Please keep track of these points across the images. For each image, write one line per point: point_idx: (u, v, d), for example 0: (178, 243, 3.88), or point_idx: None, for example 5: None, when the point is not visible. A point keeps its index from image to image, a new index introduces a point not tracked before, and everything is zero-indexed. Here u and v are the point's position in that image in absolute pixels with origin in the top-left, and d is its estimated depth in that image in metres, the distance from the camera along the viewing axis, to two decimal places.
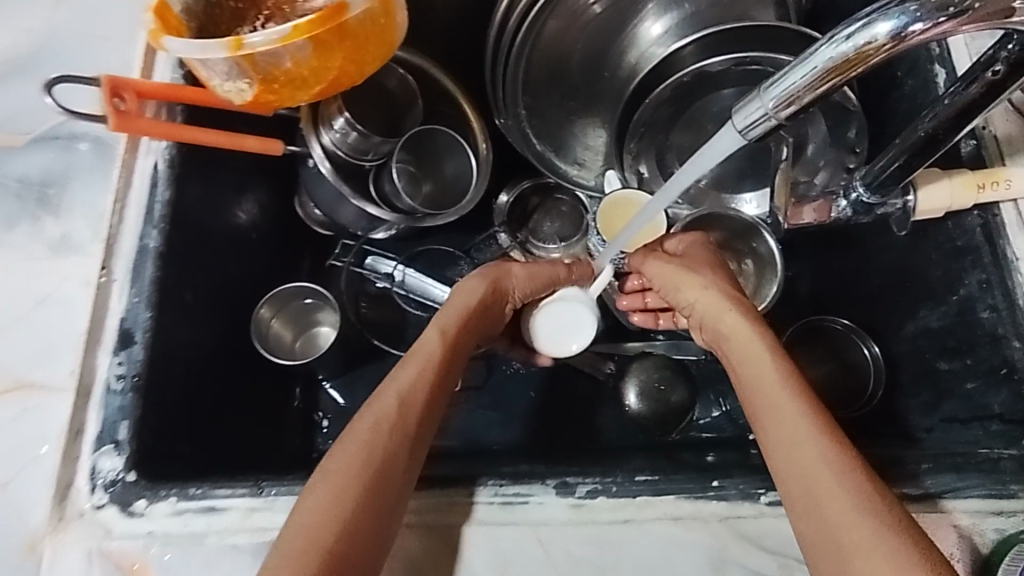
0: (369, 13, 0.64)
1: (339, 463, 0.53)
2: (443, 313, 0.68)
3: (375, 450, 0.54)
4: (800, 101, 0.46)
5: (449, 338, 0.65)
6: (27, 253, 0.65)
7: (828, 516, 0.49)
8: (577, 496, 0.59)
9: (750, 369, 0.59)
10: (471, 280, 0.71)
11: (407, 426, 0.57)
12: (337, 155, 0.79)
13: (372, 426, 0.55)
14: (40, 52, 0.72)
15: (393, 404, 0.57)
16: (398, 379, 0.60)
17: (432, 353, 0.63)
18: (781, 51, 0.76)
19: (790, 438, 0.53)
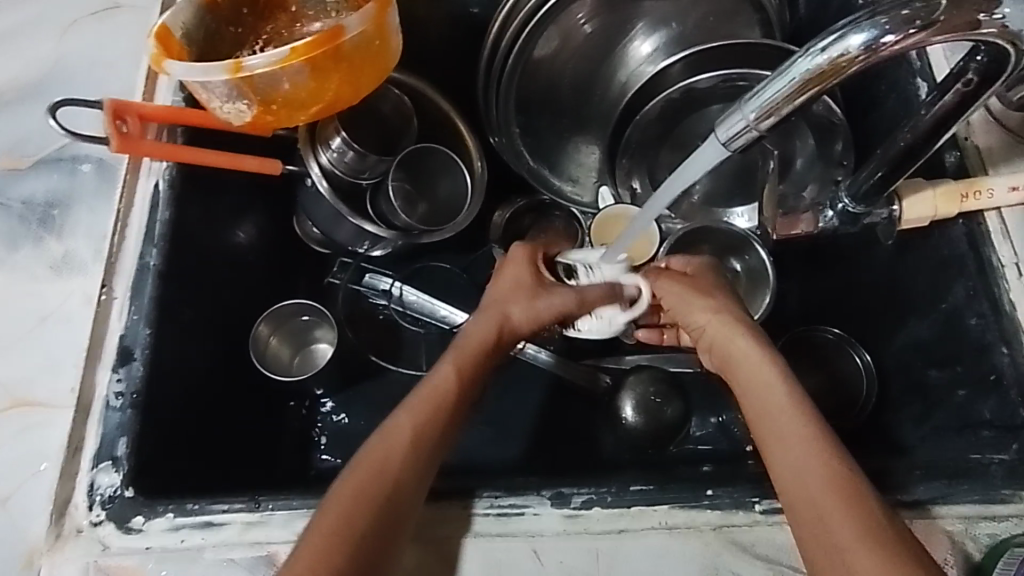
0: (367, 36, 0.66)
1: (345, 488, 0.54)
2: (461, 343, 0.67)
3: (381, 475, 0.55)
4: (779, 112, 0.47)
5: (467, 368, 0.64)
6: (30, 272, 0.67)
7: (837, 540, 0.49)
8: (572, 507, 0.59)
9: (760, 391, 0.59)
10: (483, 318, 0.69)
11: (418, 453, 0.57)
12: (334, 174, 0.82)
13: (380, 455, 0.56)
14: (46, 78, 0.74)
15: (404, 434, 0.58)
16: (412, 407, 0.60)
17: (453, 382, 0.63)
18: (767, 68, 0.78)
19: (797, 459, 0.54)
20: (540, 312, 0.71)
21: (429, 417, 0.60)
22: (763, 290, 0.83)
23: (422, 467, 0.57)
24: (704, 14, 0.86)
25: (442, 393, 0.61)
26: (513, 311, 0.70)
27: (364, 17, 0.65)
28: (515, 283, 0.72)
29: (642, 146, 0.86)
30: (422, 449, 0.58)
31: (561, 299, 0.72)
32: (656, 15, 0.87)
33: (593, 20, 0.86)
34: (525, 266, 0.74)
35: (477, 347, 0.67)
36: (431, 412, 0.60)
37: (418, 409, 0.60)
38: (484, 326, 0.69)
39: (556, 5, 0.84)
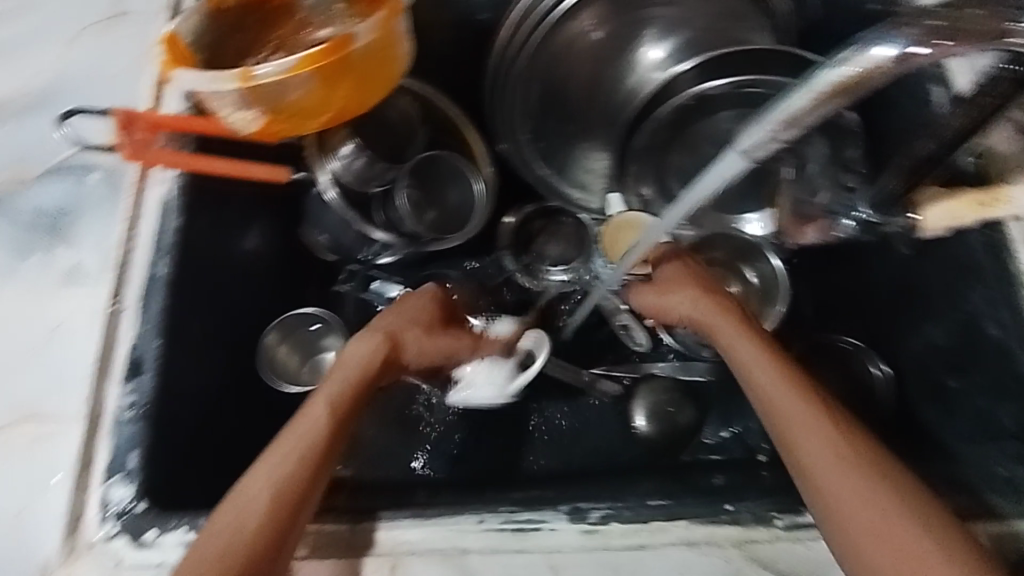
0: (374, 46, 0.65)
1: (235, 522, 0.52)
2: (334, 372, 0.67)
3: (257, 506, 0.53)
4: (799, 124, 0.47)
5: (338, 398, 0.64)
6: (39, 285, 0.66)
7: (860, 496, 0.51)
8: (589, 522, 0.58)
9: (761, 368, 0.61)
10: (365, 342, 0.71)
11: (289, 493, 0.54)
12: (343, 181, 0.81)
13: (232, 521, 0.53)
14: (54, 87, 0.73)
15: (281, 468, 0.56)
16: (269, 464, 0.56)
17: (319, 429, 0.60)
18: (782, 74, 0.76)
19: (808, 425, 0.55)
20: (425, 344, 0.76)
21: (303, 454, 0.57)
22: (776, 298, 0.83)
23: (300, 499, 0.55)
24: (712, 19, 0.86)
25: (314, 432, 0.59)
26: (405, 338, 0.74)
27: (372, 26, 0.64)
28: (406, 321, 0.76)
29: (654, 151, 0.85)
30: (300, 485, 0.55)
31: (446, 339, 0.78)
32: (665, 19, 0.86)
33: (603, 26, 0.86)
34: (429, 310, 0.78)
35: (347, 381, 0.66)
36: (302, 446, 0.58)
37: (284, 444, 0.58)
38: (370, 344, 0.71)
39: (568, 11, 0.84)
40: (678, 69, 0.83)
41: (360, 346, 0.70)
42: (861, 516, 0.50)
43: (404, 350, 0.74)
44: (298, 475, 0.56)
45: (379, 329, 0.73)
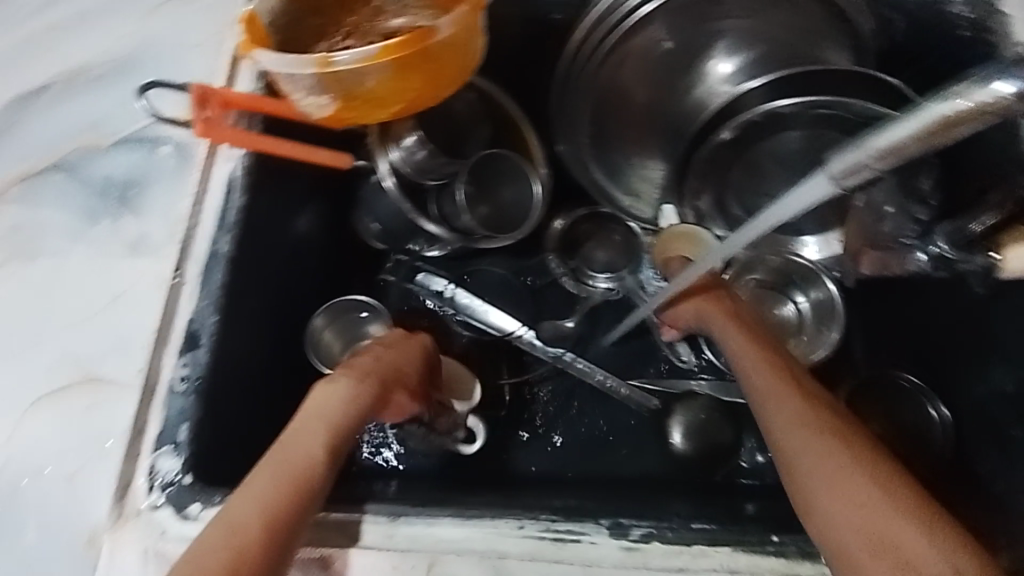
0: (455, 39, 0.65)
1: (210, 559, 0.44)
2: (319, 411, 0.59)
3: (232, 544, 0.45)
4: (900, 155, 0.45)
5: (333, 435, 0.57)
6: (105, 251, 0.67)
7: (847, 488, 0.50)
8: (630, 539, 0.58)
9: (762, 379, 0.63)
10: (355, 384, 0.63)
11: (276, 536, 0.47)
12: (403, 172, 0.82)
13: (227, 535, 0.46)
14: (134, 58, 0.74)
15: (263, 502, 0.48)
16: (258, 479, 0.50)
17: (314, 458, 0.54)
18: (864, 99, 0.73)
19: (799, 429, 0.57)
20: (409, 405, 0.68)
21: (290, 494, 0.50)
22: (831, 322, 0.81)
23: (282, 545, 0.47)
24: (793, 35, 0.82)
25: (301, 472, 0.52)
26: (394, 392, 0.66)
27: (455, 19, 0.64)
28: (398, 372, 0.68)
29: (717, 166, 0.82)
30: (283, 528, 0.48)
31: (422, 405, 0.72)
32: (740, 33, 0.83)
33: (674, 36, 0.83)
34: (419, 360, 0.71)
35: (337, 420, 0.59)
36: (286, 479, 0.51)
37: (266, 478, 0.51)
38: (362, 391, 0.63)
39: (642, 19, 0.82)
40: (747, 84, 0.79)
41: (352, 391, 0.62)
42: (850, 513, 0.48)
43: (391, 405, 0.66)
44: (292, 496, 0.50)
45: (370, 377, 0.64)
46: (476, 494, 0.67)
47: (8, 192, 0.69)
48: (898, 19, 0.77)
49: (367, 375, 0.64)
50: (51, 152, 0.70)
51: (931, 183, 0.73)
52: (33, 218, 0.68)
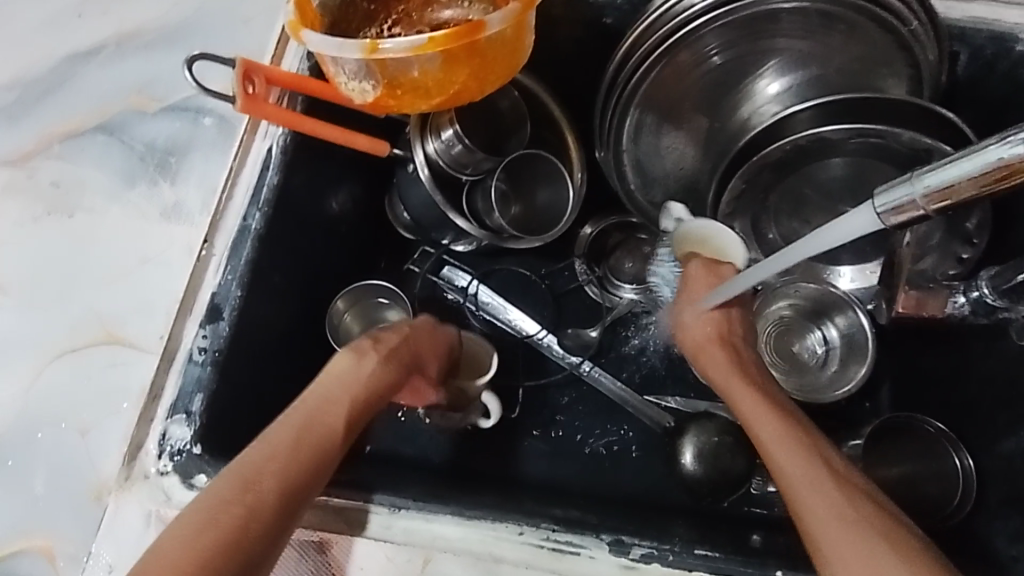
0: (504, 34, 0.65)
1: (224, 515, 0.46)
2: (340, 381, 0.58)
3: (251, 503, 0.47)
4: (955, 196, 0.43)
5: (353, 410, 0.57)
6: (139, 214, 0.67)
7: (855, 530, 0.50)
8: (630, 557, 0.57)
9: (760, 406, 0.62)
10: (379, 359, 0.62)
11: (288, 508, 0.49)
12: (438, 164, 0.80)
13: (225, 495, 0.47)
14: (187, 27, 0.75)
15: (282, 466, 0.50)
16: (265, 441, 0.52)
17: (332, 425, 0.55)
18: (921, 133, 0.69)
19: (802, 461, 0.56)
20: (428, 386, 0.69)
21: (302, 467, 0.51)
22: (856, 358, 0.79)
23: (291, 513, 0.49)
24: (850, 58, 0.77)
25: (315, 441, 0.53)
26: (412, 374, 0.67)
27: (507, 15, 0.63)
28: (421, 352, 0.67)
29: (755, 190, 0.78)
30: (298, 496, 0.50)
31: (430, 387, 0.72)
32: (796, 53, 0.78)
33: (725, 51, 0.78)
34: (445, 348, 0.71)
35: (356, 390, 0.58)
36: (302, 450, 0.52)
37: (286, 443, 0.52)
38: (383, 366, 0.62)
39: (696, 30, 0.75)
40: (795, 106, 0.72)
41: (378, 368, 0.61)
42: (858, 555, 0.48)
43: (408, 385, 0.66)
44: (301, 463, 0.51)
45: (396, 361, 0.63)
46: (478, 495, 0.67)
47: (50, 147, 0.70)
48: (964, 52, 0.77)
49: (394, 359, 0.63)
50: (97, 112, 0.71)
51: (977, 223, 0.71)
52: (74, 175, 0.68)
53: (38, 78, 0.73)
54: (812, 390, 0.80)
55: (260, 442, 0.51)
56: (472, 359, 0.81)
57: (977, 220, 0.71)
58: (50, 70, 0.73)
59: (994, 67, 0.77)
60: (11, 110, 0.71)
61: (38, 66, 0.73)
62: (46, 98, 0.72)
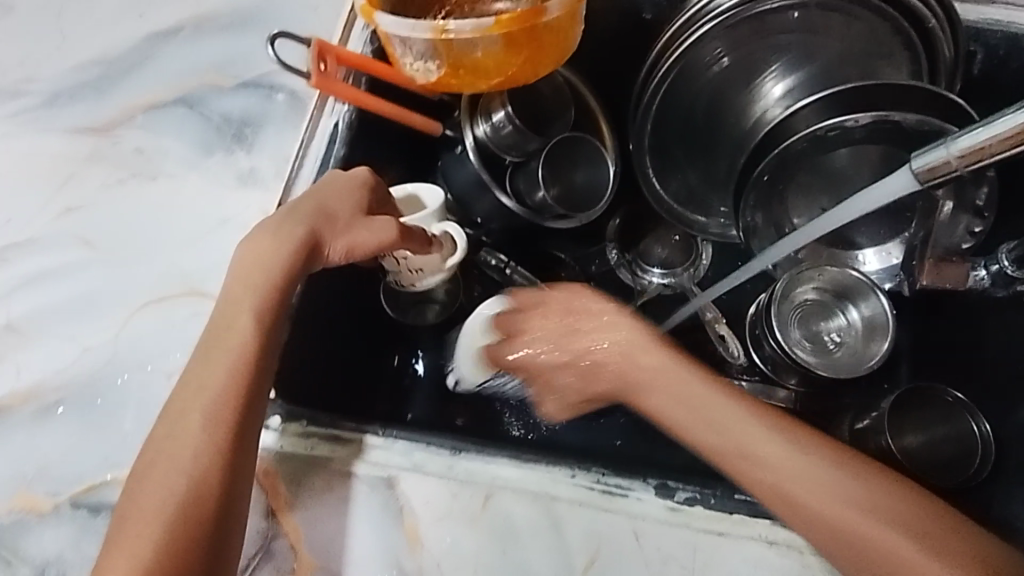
0: (559, 22, 0.70)
1: (169, 481, 0.51)
2: (240, 275, 0.61)
3: (184, 450, 0.52)
4: (985, 156, 0.48)
5: (264, 303, 0.60)
6: (217, 180, 0.72)
7: (842, 520, 0.53)
8: (675, 500, 0.61)
9: (686, 401, 0.61)
10: (268, 237, 0.62)
11: (215, 431, 0.53)
12: (487, 144, 0.85)
13: (169, 444, 0.53)
14: (259, 12, 0.80)
15: (206, 400, 0.54)
16: (195, 380, 0.56)
17: (243, 331, 0.58)
18: (929, 115, 0.70)
19: (770, 467, 0.56)
20: (353, 238, 0.64)
21: (219, 387, 0.55)
22: (878, 335, 0.84)
23: (223, 442, 0.53)
24: (858, 53, 0.81)
25: (229, 354, 0.57)
26: (324, 237, 0.64)
27: (564, 2, 0.68)
28: (317, 213, 0.64)
29: (773, 182, 0.77)
30: (226, 426, 0.54)
31: (365, 232, 0.64)
32: (804, 49, 0.81)
33: (732, 53, 0.83)
34: (356, 191, 0.66)
35: (258, 273, 0.60)
36: (214, 374, 0.56)
37: (203, 372, 0.56)
38: (277, 238, 0.62)
39: (701, 37, 0.82)
40: (800, 103, 0.75)
41: (267, 244, 0.62)
42: (847, 542, 0.52)
43: (327, 246, 0.64)
44: (224, 394, 0.55)
45: (294, 225, 0.63)
46: (527, 448, 0.71)
47: (133, 117, 0.75)
48: (979, 52, 0.82)
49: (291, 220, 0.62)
50: (177, 86, 0.76)
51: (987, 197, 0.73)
52: (157, 143, 0.74)
53: (122, 54, 0.78)
54: (841, 367, 0.83)
55: (180, 381, 0.56)
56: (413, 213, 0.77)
57: (987, 196, 0.73)
58: (132, 47, 0.78)
59: (1008, 65, 0.82)
60: (97, 83, 0.77)
61: (122, 43, 0.79)
62: (129, 72, 0.77)
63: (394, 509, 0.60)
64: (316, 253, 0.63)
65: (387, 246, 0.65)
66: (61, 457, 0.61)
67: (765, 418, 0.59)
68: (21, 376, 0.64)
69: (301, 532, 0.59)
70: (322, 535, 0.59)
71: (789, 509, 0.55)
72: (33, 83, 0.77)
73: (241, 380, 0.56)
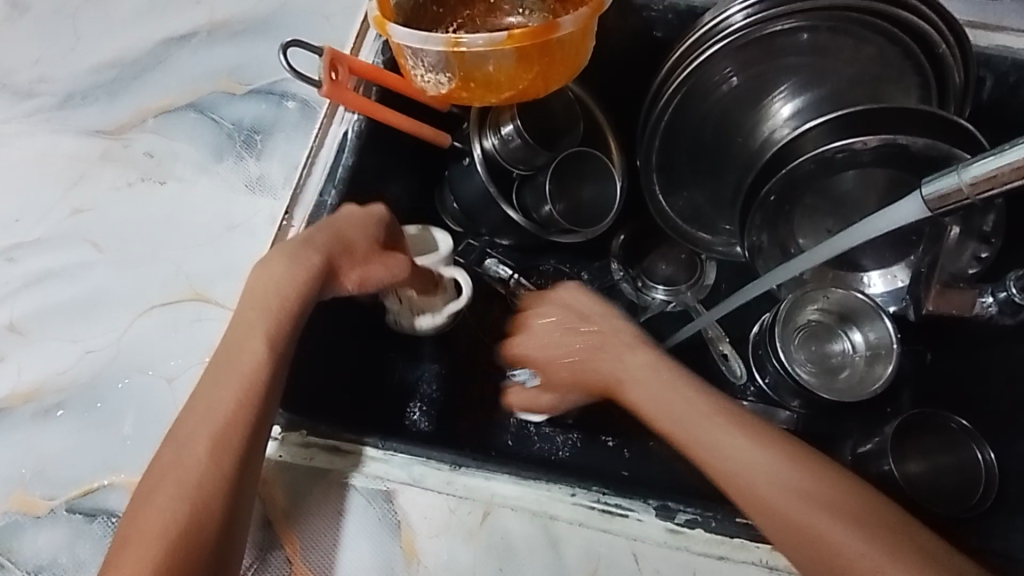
0: (572, 38, 0.70)
1: (164, 501, 0.50)
2: (253, 295, 0.62)
3: (184, 468, 0.52)
4: (998, 184, 0.48)
5: (275, 325, 0.60)
6: (225, 186, 0.72)
7: (793, 511, 0.53)
8: (676, 521, 0.60)
9: (661, 392, 0.65)
10: (281, 261, 0.63)
11: (221, 456, 0.53)
12: (495, 158, 0.85)
13: (173, 464, 0.52)
14: (273, 20, 0.81)
15: (213, 420, 0.54)
16: (206, 398, 0.55)
17: (254, 354, 0.58)
18: (938, 140, 0.69)
19: (728, 454, 0.57)
20: (365, 271, 0.68)
21: (228, 410, 0.55)
22: (880, 359, 0.83)
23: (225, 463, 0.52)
24: (868, 77, 0.81)
25: (236, 375, 0.56)
26: (339, 269, 0.66)
27: (577, 19, 0.68)
28: (333, 241, 0.66)
29: (780, 203, 0.77)
30: (229, 451, 0.53)
31: (378, 266, 0.69)
32: (813, 71, 0.81)
33: (741, 73, 0.83)
34: (372, 222, 0.69)
35: (268, 296, 0.61)
36: (222, 397, 0.55)
37: (212, 395, 0.55)
38: (291, 261, 0.63)
39: (711, 56, 0.81)
40: (807, 125, 0.74)
41: (281, 270, 0.62)
42: (800, 537, 0.52)
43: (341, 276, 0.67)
44: (231, 415, 0.54)
45: (309, 252, 0.64)
46: (526, 464, 0.70)
47: (144, 120, 0.75)
48: (989, 78, 0.82)
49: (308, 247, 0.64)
50: (189, 91, 0.76)
51: (994, 223, 0.72)
52: (168, 147, 0.74)
53: (136, 58, 0.78)
54: (844, 390, 0.83)
55: (187, 406, 0.55)
56: (422, 249, 0.81)
57: (994, 223, 0.71)
58: (146, 51, 0.79)
59: (1017, 93, 0.82)
60: (111, 86, 0.77)
61: (135, 47, 0.79)
62: (142, 75, 0.77)
63: (391, 523, 0.59)
64: (329, 283, 0.66)
65: (396, 280, 0.70)
66: (60, 459, 0.60)
67: (733, 412, 0.61)
68: (23, 375, 0.64)
69: (298, 545, 0.58)
70: (318, 546, 0.58)
71: (744, 499, 0.55)
72: (48, 83, 0.78)
73: (247, 402, 0.55)
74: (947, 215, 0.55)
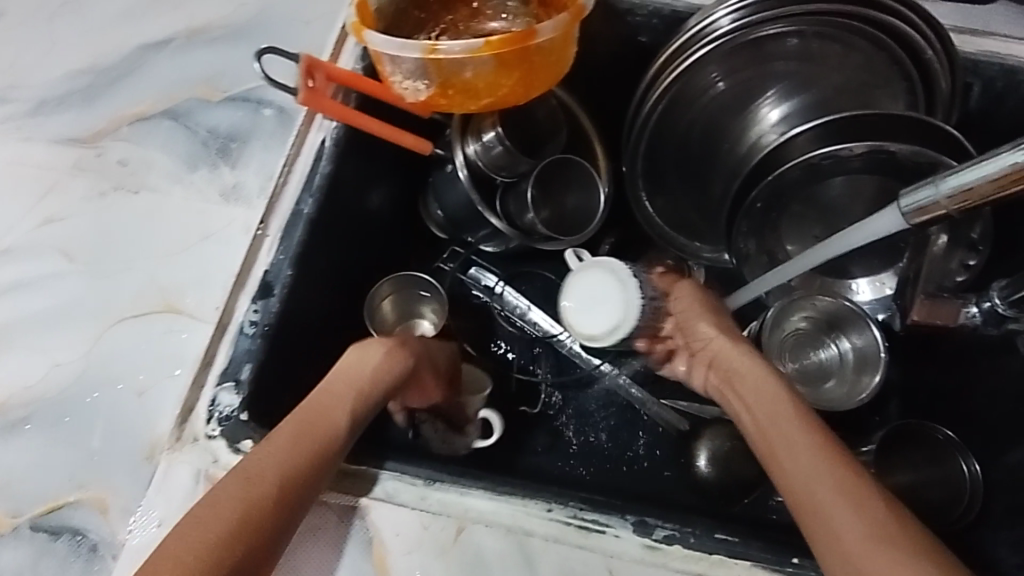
0: (552, 43, 0.69)
1: (227, 511, 0.46)
2: (343, 373, 0.62)
3: (251, 487, 0.48)
4: (976, 196, 0.47)
5: (356, 406, 0.60)
6: (200, 195, 0.71)
7: (833, 500, 0.50)
8: (653, 538, 0.59)
9: (751, 387, 0.64)
10: (379, 351, 0.66)
11: (289, 489, 0.50)
12: (477, 165, 0.84)
13: (244, 483, 0.49)
14: (252, 25, 0.80)
15: (287, 455, 0.52)
16: (281, 436, 0.54)
17: (336, 420, 0.57)
18: (925, 146, 0.67)
19: (792, 446, 0.56)
20: (428, 390, 0.73)
21: (303, 460, 0.52)
22: (869, 368, 0.82)
23: (286, 501, 0.50)
24: (856, 84, 0.80)
25: (318, 425, 0.56)
26: (416, 380, 0.70)
27: (557, 24, 0.67)
28: (422, 353, 0.71)
29: (766, 210, 0.76)
30: (291, 493, 0.50)
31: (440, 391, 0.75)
32: (800, 78, 0.80)
33: (728, 78, 0.81)
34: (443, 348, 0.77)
35: (354, 379, 0.62)
36: (299, 449, 0.53)
37: (286, 445, 0.53)
38: (387, 356, 0.66)
39: (697, 60, 0.79)
40: (794, 130, 0.73)
41: (381, 363, 0.65)
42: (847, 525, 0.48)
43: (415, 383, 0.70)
44: (306, 461, 0.53)
45: (404, 354, 0.68)
46: (504, 476, 0.69)
47: (118, 128, 0.74)
48: (976, 85, 0.80)
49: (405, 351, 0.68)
50: (165, 98, 0.75)
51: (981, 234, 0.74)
52: (142, 155, 0.73)
53: (112, 64, 0.77)
54: (835, 399, 0.82)
55: (263, 442, 0.53)
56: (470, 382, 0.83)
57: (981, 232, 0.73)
58: (121, 58, 0.78)
59: (1005, 100, 0.80)
60: (85, 93, 0.76)
61: (111, 53, 0.78)
62: (119, 82, 0.76)
63: (363, 540, 0.58)
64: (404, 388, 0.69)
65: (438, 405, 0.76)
66: (27, 475, 0.59)
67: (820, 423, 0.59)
68: None
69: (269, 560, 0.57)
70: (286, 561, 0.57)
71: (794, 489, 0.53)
72: (23, 90, 0.76)
73: (325, 455, 0.54)
74: (928, 225, 0.54)
